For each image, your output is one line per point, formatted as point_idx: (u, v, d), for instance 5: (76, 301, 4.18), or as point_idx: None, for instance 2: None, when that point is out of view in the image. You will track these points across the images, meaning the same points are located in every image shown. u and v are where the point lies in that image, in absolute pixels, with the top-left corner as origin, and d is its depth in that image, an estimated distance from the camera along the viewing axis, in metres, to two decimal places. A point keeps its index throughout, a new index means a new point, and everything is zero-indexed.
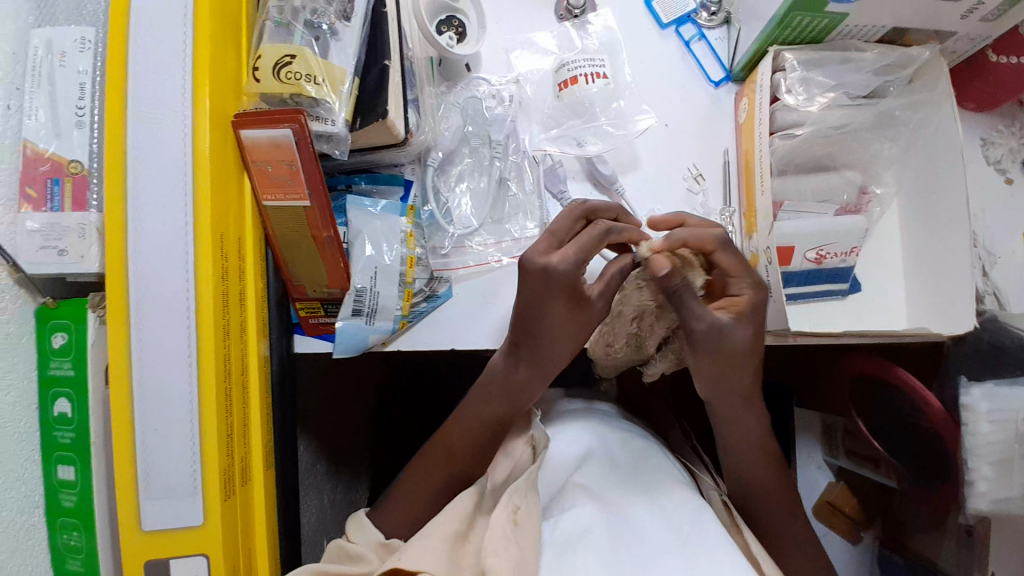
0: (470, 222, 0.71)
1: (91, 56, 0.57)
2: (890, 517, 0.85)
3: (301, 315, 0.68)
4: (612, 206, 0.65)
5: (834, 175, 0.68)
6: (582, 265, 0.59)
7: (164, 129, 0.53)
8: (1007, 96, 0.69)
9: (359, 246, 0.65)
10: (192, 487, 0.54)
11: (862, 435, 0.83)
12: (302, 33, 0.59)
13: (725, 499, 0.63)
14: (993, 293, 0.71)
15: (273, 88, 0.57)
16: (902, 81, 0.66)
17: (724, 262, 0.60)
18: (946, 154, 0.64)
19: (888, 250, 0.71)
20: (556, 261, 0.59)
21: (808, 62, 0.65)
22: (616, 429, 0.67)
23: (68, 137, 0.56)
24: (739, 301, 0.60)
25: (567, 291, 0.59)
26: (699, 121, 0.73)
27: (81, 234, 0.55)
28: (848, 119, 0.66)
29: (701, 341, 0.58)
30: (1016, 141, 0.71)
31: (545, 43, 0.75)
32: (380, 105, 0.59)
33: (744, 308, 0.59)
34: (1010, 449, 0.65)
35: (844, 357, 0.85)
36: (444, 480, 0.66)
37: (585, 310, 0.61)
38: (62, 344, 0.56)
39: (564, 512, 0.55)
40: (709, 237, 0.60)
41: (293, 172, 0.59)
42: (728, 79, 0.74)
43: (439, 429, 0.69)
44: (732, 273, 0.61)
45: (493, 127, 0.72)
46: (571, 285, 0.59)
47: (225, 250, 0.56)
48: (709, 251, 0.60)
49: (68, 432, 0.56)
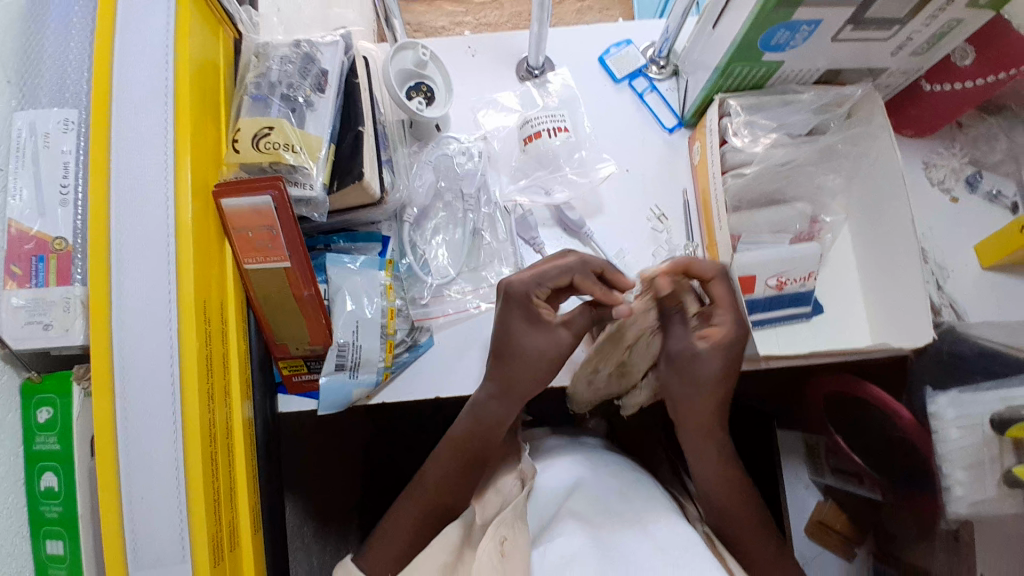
0: (448, 272, 0.73)
1: (74, 136, 0.60)
2: (881, 531, 0.84)
3: (285, 373, 0.69)
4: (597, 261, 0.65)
5: (785, 207, 0.73)
6: (540, 285, 0.65)
7: (147, 200, 0.55)
8: (940, 122, 0.76)
9: (340, 301, 0.66)
10: (180, 556, 0.53)
11: (841, 451, 0.85)
12: (279, 106, 0.62)
13: (708, 530, 0.64)
14: (950, 304, 0.74)
15: (251, 157, 0.61)
16: (840, 117, 0.71)
17: (716, 292, 0.62)
18: (886, 177, 0.69)
19: (846, 272, 0.75)
20: (513, 279, 0.65)
21: (751, 106, 0.71)
22: (603, 462, 0.68)
23: (52, 215, 0.58)
24: (717, 331, 0.63)
25: (532, 311, 0.64)
26: (657, 164, 0.78)
27: (66, 308, 0.56)
28: (792, 155, 0.70)
29: (676, 361, 0.64)
30: (957, 161, 0.77)
31: (509, 101, 0.81)
32: (355, 167, 0.62)
33: (722, 338, 0.62)
34: (981, 455, 0.63)
35: (812, 377, 0.89)
36: (423, 511, 0.67)
37: (552, 338, 0.65)
38: (47, 418, 0.56)
39: (552, 541, 0.57)
40: (709, 266, 0.62)
41: (274, 236, 0.61)
42: (681, 125, 0.79)
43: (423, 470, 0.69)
44: (720, 303, 0.63)
45: (464, 181, 0.76)
46: (527, 300, 0.64)
47: (207, 313, 0.58)
48: (707, 278, 0.62)
49: (56, 506, 0.55)
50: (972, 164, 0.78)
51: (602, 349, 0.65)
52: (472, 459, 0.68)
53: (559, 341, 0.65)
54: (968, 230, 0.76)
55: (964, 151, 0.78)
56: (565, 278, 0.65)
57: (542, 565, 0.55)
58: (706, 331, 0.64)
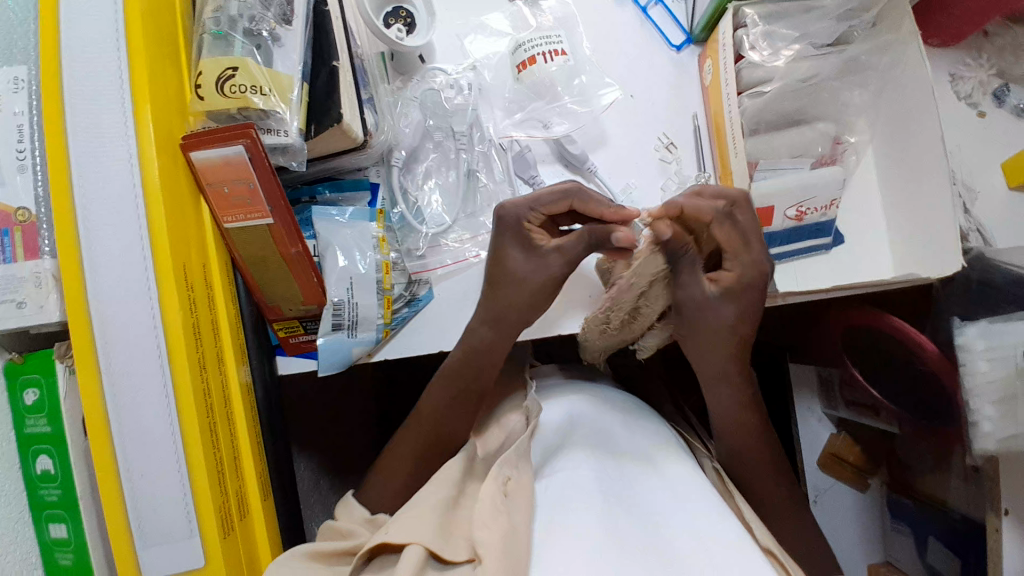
0: (443, 219, 0.69)
1: (25, 96, 0.54)
2: (893, 459, 0.86)
3: (281, 335, 0.65)
4: (595, 203, 0.62)
5: (806, 129, 0.67)
6: (535, 214, 0.62)
7: (109, 160, 0.50)
8: (970, 29, 0.68)
9: (331, 257, 0.62)
10: (189, 528, 0.52)
11: (857, 384, 0.83)
12: (242, 44, 0.55)
13: (717, 466, 0.62)
14: (977, 229, 0.70)
15: (219, 104, 0.54)
16: (866, 24, 0.64)
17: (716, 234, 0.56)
18: (916, 93, 0.63)
19: (867, 198, 0.70)
20: (505, 204, 0.62)
21: (769, 16, 0.63)
22: (613, 404, 0.66)
23: (11, 184, 0.53)
24: (730, 274, 0.58)
25: (524, 238, 0.62)
26: (665, 88, 0.71)
27: (38, 283, 0.52)
28: (814, 70, 0.65)
29: (686, 310, 0.59)
30: (984, 73, 0.70)
31: (498, 24, 0.73)
32: (334, 109, 0.57)
33: (733, 284, 0.57)
34: (1014, 386, 0.60)
35: (828, 313, 0.85)
36: (420, 449, 0.65)
37: (541, 265, 0.62)
38: (35, 400, 0.53)
39: (556, 475, 0.54)
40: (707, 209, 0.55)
41: (253, 191, 0.56)
42: (690, 42, 0.72)
43: (420, 407, 0.67)
44: (728, 250, 0.57)
45: (454, 118, 0.69)
46: (519, 228, 0.62)
47: (189, 279, 0.54)
48: (708, 223, 0.56)
49: (55, 489, 0.54)
50: (998, 77, 0.71)
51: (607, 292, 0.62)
52: (473, 394, 0.65)
53: (550, 268, 0.62)
54: (994, 150, 0.70)
55: (990, 63, 0.71)
56: (563, 204, 0.62)
57: (546, 501, 0.52)
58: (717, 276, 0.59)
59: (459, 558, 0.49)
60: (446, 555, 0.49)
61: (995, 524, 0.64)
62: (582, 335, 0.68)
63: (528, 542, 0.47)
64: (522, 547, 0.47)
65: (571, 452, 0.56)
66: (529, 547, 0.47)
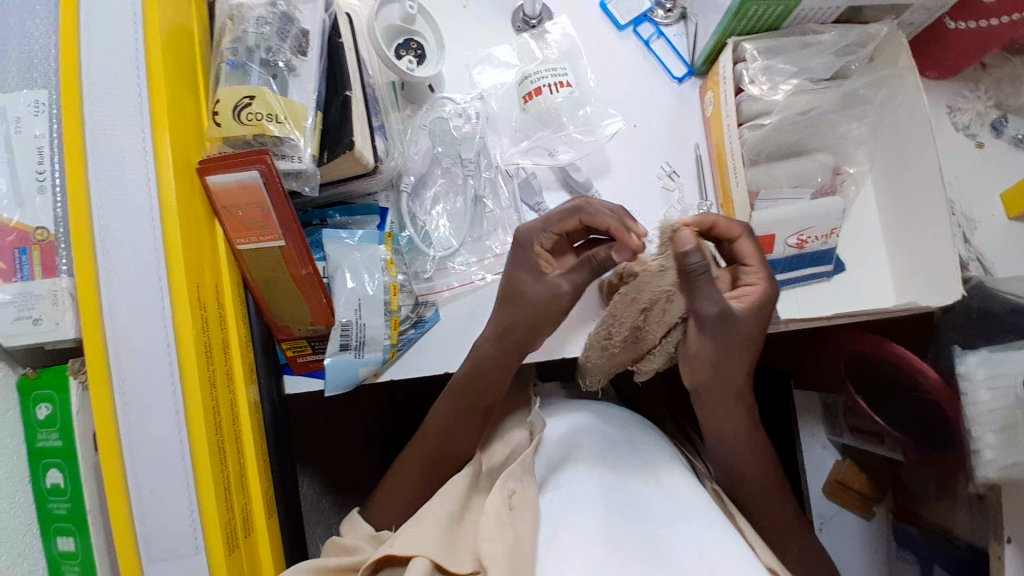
0: (450, 243, 0.70)
1: (46, 120, 0.56)
2: (898, 486, 0.85)
3: (288, 354, 0.66)
4: (603, 217, 0.61)
5: (806, 159, 0.68)
6: (546, 233, 0.64)
7: (128, 183, 0.52)
8: (968, 61, 0.70)
9: (340, 278, 0.64)
10: (194, 545, 0.53)
11: (862, 412, 0.82)
12: (259, 73, 0.58)
13: (716, 488, 0.63)
14: (977, 258, 0.71)
15: (235, 131, 0.56)
16: (864, 59, 0.65)
17: (742, 248, 0.60)
18: (914, 124, 0.64)
19: (866, 225, 0.72)
20: (522, 226, 0.65)
21: (767, 50, 0.65)
22: (615, 416, 0.66)
23: (31, 204, 0.55)
24: (754, 289, 0.58)
25: (533, 263, 0.64)
26: (667, 118, 0.73)
27: (54, 301, 0.53)
28: (812, 103, 0.65)
29: (710, 326, 0.56)
30: (982, 104, 0.72)
31: (506, 56, 0.75)
32: (346, 136, 0.58)
33: (760, 296, 0.58)
34: (1014, 414, 0.61)
35: (829, 342, 0.86)
36: (426, 465, 0.66)
37: (549, 286, 0.64)
38: (46, 414, 0.54)
39: (562, 488, 0.54)
40: (735, 224, 0.60)
41: (267, 214, 0.58)
42: (691, 74, 0.74)
43: (428, 424, 0.68)
44: (750, 261, 0.60)
45: (462, 145, 0.72)
46: (530, 248, 0.64)
47: (202, 299, 0.55)
48: (733, 238, 0.60)
49: (63, 503, 0.55)
50: (996, 108, 0.72)
51: (615, 308, 0.61)
52: (479, 411, 0.66)
53: (557, 289, 0.63)
54: (992, 180, 0.71)
55: (988, 94, 0.72)
56: (570, 222, 0.63)
57: (549, 514, 0.52)
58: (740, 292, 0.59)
59: (463, 569, 0.50)
60: (450, 567, 0.50)
61: (998, 553, 0.64)
62: (584, 357, 0.67)
63: (532, 555, 0.48)
64: (526, 559, 0.48)
65: (578, 466, 0.57)
66: (532, 559, 0.48)
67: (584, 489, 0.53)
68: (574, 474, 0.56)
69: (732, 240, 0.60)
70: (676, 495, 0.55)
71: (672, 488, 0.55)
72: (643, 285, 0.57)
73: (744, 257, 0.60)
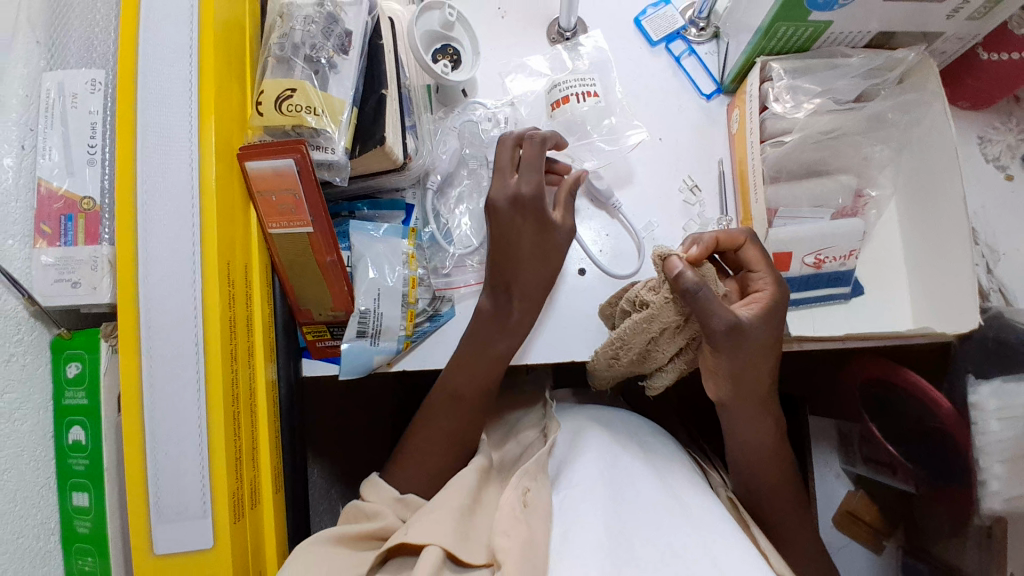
0: (471, 241, 0.73)
1: (101, 97, 0.60)
2: (909, 523, 0.83)
3: (309, 338, 0.69)
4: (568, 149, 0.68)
5: (827, 180, 0.68)
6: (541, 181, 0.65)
7: (172, 161, 0.55)
8: (1000, 93, 0.69)
9: (362, 268, 0.66)
10: (202, 510, 0.55)
11: (875, 440, 0.82)
12: (302, 68, 0.61)
13: (732, 496, 0.61)
14: (999, 289, 0.70)
15: (275, 120, 0.60)
16: (893, 82, 0.65)
17: (749, 255, 0.59)
18: (940, 153, 0.64)
19: (889, 251, 0.71)
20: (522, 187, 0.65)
21: (794, 70, 0.66)
22: (624, 421, 0.66)
23: (80, 174, 0.58)
24: (764, 293, 0.58)
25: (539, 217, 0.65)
26: (693, 132, 0.74)
27: (94, 266, 0.57)
28: (838, 124, 0.66)
29: (721, 340, 0.54)
30: (1013, 136, 0.71)
31: (539, 65, 0.77)
32: (379, 131, 0.61)
33: (770, 301, 0.56)
34: (1020, 447, 0.63)
35: (852, 362, 0.84)
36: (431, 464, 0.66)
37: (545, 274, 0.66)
38: (77, 373, 0.58)
39: (571, 485, 0.55)
40: (735, 232, 0.60)
41: (297, 201, 0.61)
42: (720, 91, 0.76)
43: (418, 422, 0.69)
44: (756, 267, 0.59)
45: (490, 150, 0.74)
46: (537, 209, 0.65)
47: (231, 277, 0.58)
48: (738, 246, 0.60)
49: (83, 459, 0.58)
50: None
51: (624, 335, 0.59)
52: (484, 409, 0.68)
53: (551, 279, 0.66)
54: (1021, 213, 0.70)
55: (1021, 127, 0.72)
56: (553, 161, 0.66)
57: (562, 509, 0.53)
58: (751, 296, 0.58)
59: (477, 560, 0.51)
60: (464, 557, 0.51)
61: None
62: (591, 363, 0.67)
63: (545, 552, 0.49)
64: (539, 554, 0.48)
65: (589, 461, 0.57)
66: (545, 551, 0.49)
67: (592, 487, 0.53)
68: (584, 474, 0.55)
69: (737, 249, 0.60)
70: (684, 497, 0.55)
71: (679, 491, 0.56)
72: (653, 318, 0.56)
73: (750, 265, 0.60)
